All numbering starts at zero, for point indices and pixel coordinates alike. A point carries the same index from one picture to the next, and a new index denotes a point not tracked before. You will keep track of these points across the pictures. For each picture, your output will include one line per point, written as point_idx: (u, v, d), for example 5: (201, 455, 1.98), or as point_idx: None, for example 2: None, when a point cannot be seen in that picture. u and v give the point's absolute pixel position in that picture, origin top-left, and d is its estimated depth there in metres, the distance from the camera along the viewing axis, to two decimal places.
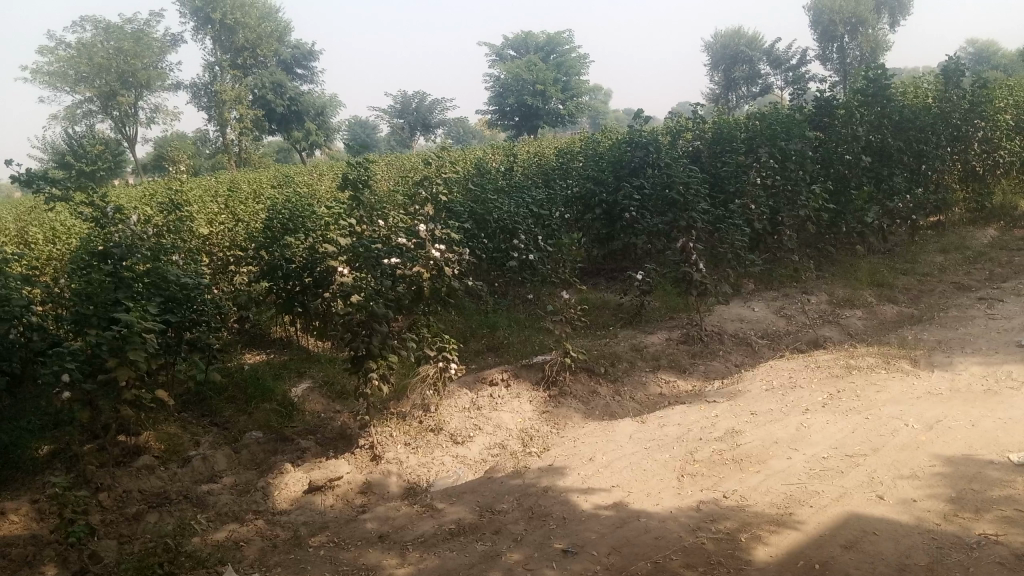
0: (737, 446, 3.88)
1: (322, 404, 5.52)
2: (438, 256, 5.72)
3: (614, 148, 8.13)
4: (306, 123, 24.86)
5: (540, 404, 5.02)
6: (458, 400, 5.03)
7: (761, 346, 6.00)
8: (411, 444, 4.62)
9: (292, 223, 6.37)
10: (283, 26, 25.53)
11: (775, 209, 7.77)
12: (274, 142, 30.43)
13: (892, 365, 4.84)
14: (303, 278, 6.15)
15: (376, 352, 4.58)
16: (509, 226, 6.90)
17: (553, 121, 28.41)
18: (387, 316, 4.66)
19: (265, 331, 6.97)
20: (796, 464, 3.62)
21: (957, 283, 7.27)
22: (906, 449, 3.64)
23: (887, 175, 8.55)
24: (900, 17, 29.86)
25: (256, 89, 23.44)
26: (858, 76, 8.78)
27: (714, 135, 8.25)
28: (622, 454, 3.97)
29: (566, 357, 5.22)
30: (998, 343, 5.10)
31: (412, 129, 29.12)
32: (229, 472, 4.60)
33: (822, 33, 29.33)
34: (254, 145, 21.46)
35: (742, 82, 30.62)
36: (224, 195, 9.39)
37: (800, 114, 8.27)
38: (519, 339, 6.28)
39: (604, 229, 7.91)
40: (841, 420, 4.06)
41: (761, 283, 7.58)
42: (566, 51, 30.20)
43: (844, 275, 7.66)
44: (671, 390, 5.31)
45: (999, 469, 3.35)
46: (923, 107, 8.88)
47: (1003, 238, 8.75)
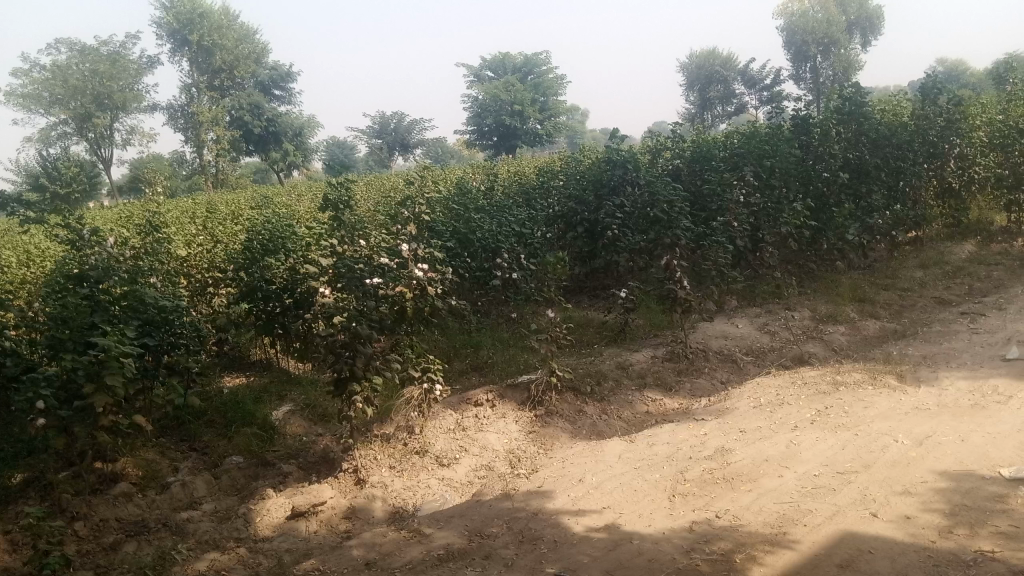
0: (727, 465, 3.84)
1: (303, 427, 5.42)
2: (421, 276, 5.68)
3: (595, 167, 8.14)
4: (284, 144, 24.77)
5: (526, 424, 4.97)
6: (443, 421, 4.96)
7: (746, 363, 5.98)
8: (396, 468, 4.54)
9: (271, 244, 6.31)
10: (261, 48, 25.52)
11: (756, 226, 7.79)
12: (251, 164, 30.34)
13: (878, 381, 4.83)
14: (283, 300, 6.10)
15: (360, 373, 4.50)
16: (491, 245, 6.88)
17: (531, 141, 28.52)
18: (371, 337, 4.59)
19: (244, 354, 6.87)
20: (788, 483, 3.58)
21: (938, 298, 7.32)
22: (897, 465, 3.61)
23: (866, 192, 8.61)
24: (872, 37, 30.32)
25: (233, 111, 23.36)
26: (834, 94, 8.88)
27: (694, 153, 8.29)
28: (612, 475, 3.91)
29: (552, 377, 5.16)
30: (982, 357, 5.11)
31: (390, 150, 29.10)
32: (210, 499, 4.49)
33: (796, 53, 29.73)
34: (231, 166, 21.32)
35: (717, 102, 30.84)
36: (201, 217, 9.31)
37: (779, 132, 8.33)
38: (503, 358, 6.23)
39: (586, 247, 7.90)
40: (830, 437, 4.03)
41: (744, 299, 7.58)
42: (544, 72, 30.38)
43: (826, 291, 7.69)
44: (657, 408, 5.27)
45: (991, 484, 3.33)
46: (899, 125, 8.97)
47: (981, 252, 8.83)
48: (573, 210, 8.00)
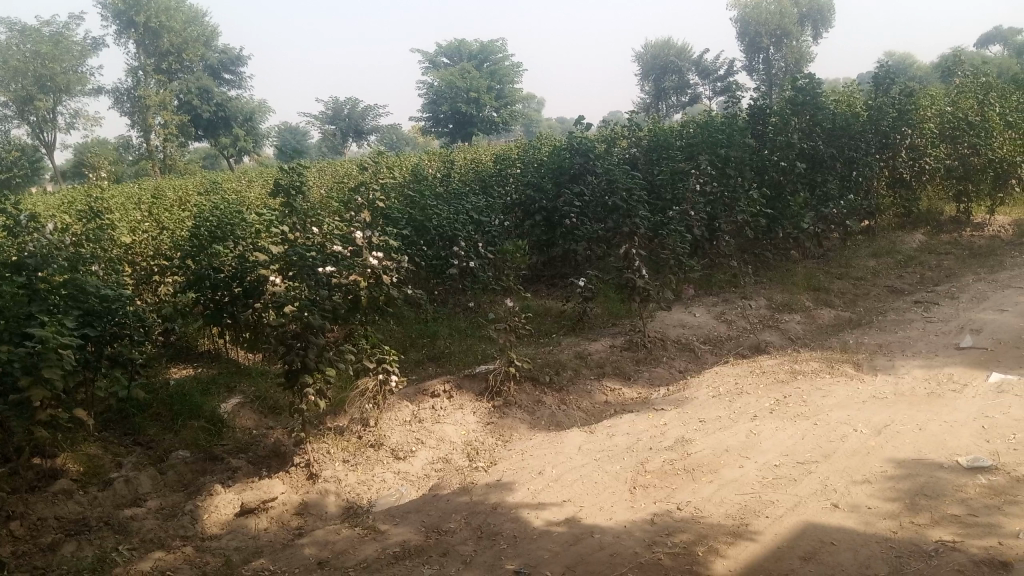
0: (688, 456, 3.79)
1: (253, 420, 5.26)
2: (376, 265, 5.51)
3: (552, 155, 8.08)
4: (235, 129, 24.25)
5: (484, 415, 4.88)
6: (399, 413, 4.84)
7: (703, 351, 5.97)
8: (350, 461, 4.42)
9: (220, 231, 6.14)
10: (210, 31, 24.90)
11: (713, 215, 7.79)
12: (200, 150, 29.72)
13: (836, 369, 4.84)
14: (232, 289, 5.91)
15: (312, 365, 4.36)
16: (448, 233, 6.75)
17: (487, 129, 28.36)
18: (323, 328, 4.44)
19: (192, 345, 6.67)
20: (748, 473, 3.54)
21: (891, 287, 7.41)
22: (857, 455, 3.60)
23: (820, 182, 8.66)
24: (822, 30, 30.75)
25: (181, 94, 22.77)
26: (788, 84, 8.90)
27: (650, 142, 8.24)
28: (571, 467, 3.84)
29: (510, 367, 5.08)
30: (936, 346, 5.15)
31: (344, 136, 28.67)
32: (155, 495, 4.32)
33: (749, 44, 30.00)
34: (180, 151, 20.80)
35: (672, 92, 30.92)
36: (147, 202, 9.03)
37: (735, 121, 8.32)
38: (460, 348, 6.14)
39: (544, 235, 7.84)
40: (789, 427, 4.01)
41: (701, 288, 7.59)
42: (500, 60, 30.20)
43: (780, 279, 7.73)
44: (616, 398, 5.22)
45: (949, 472, 3.33)
46: (852, 115, 9.03)
47: (931, 242, 8.98)
48: (531, 198, 7.91)
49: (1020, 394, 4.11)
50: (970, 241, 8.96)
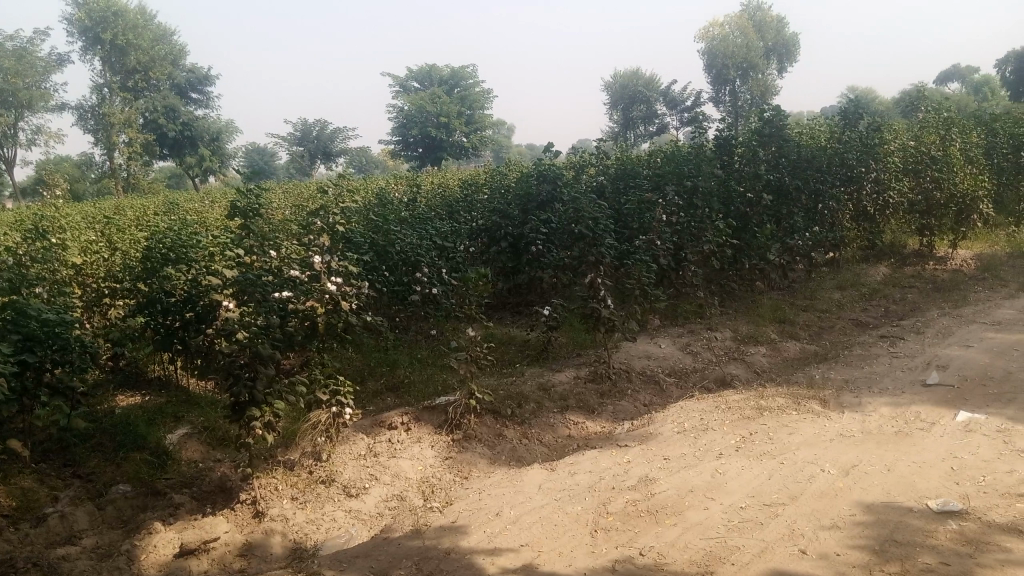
0: (651, 496, 3.65)
1: (200, 452, 5.01)
2: (335, 290, 5.28)
3: (520, 181, 7.98)
4: (201, 149, 23.91)
5: (442, 449, 4.70)
6: (353, 446, 4.65)
7: (668, 384, 5.84)
8: (299, 499, 4.22)
9: (174, 253, 5.91)
10: (179, 50, 24.66)
11: (679, 244, 7.71)
12: (165, 168, 29.30)
13: (802, 406, 4.74)
14: (184, 313, 5.67)
15: (260, 398, 4.15)
16: (411, 258, 6.55)
17: (456, 153, 28.36)
18: (273, 357, 4.24)
19: (142, 371, 6.39)
20: (713, 516, 3.41)
21: (856, 320, 7.38)
22: (824, 496, 3.49)
23: (786, 214, 8.64)
24: (788, 64, 31.34)
25: (147, 113, 22.42)
26: (755, 116, 8.92)
27: (618, 171, 8.18)
28: (531, 508, 3.67)
29: (471, 400, 4.93)
30: (903, 382, 5.08)
31: (312, 158, 28.43)
32: (91, 532, 4.07)
33: (716, 76, 30.43)
34: (144, 171, 20.42)
35: (640, 121, 31.36)
36: (102, 222, 8.76)
37: (701, 151, 8.30)
38: (421, 378, 5.98)
39: (510, 262, 7.68)
40: (755, 466, 3.89)
41: (667, 319, 7.49)
42: (471, 86, 30.27)
43: (747, 311, 7.67)
44: (579, 432, 5.06)
45: (918, 517, 3.22)
46: (818, 148, 9.06)
47: (895, 275, 9.01)
48: (497, 224, 7.79)
49: (988, 434, 4.04)
50: (933, 275, 8.99)
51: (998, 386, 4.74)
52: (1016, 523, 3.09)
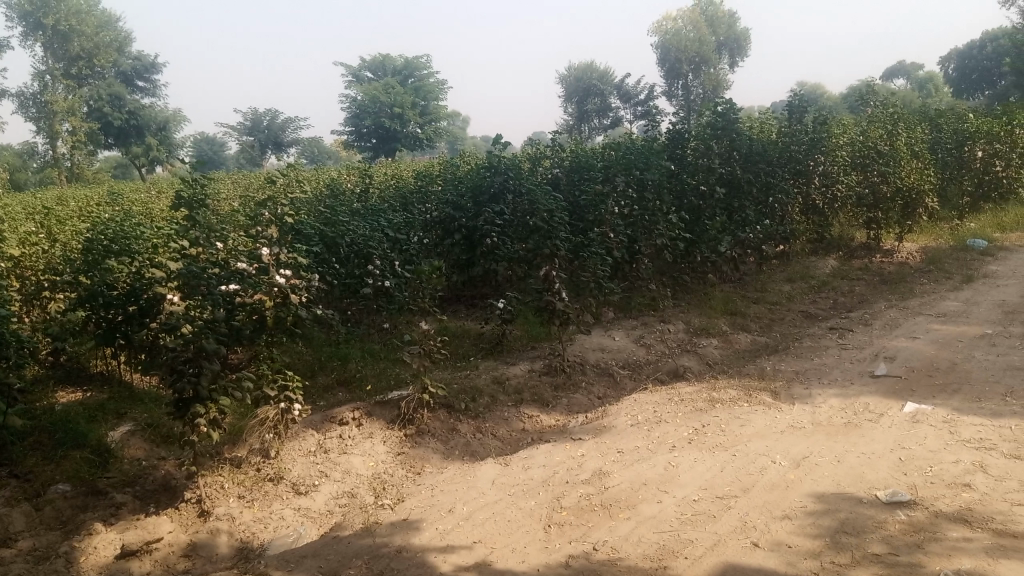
0: (605, 490, 3.63)
1: (144, 450, 4.83)
2: (283, 283, 5.14)
3: (473, 173, 7.91)
4: (147, 138, 23.32)
5: (394, 445, 4.64)
6: (303, 442, 4.57)
7: (622, 376, 5.83)
8: (246, 498, 4.12)
9: (116, 245, 5.72)
10: (124, 37, 24.03)
11: (633, 238, 7.68)
12: (110, 158, 28.54)
13: (754, 398, 4.77)
14: (126, 307, 5.47)
15: (205, 394, 4.06)
16: (363, 251, 6.45)
17: (410, 145, 28.20)
18: (219, 352, 4.15)
19: (83, 366, 6.19)
20: (666, 509, 3.40)
21: (806, 312, 7.48)
22: (775, 488, 3.50)
23: (737, 208, 8.74)
24: (739, 59, 31.77)
25: (91, 101, 21.75)
26: (707, 109, 8.96)
27: (572, 163, 8.16)
28: (484, 504, 3.63)
29: (424, 394, 4.87)
30: (852, 374, 5.14)
31: (262, 147, 27.98)
32: (28, 534, 3.91)
33: (668, 70, 30.60)
34: (88, 160, 19.84)
35: (595, 114, 31.27)
36: (42, 211, 8.48)
37: (653, 144, 8.33)
38: (373, 373, 5.90)
39: (464, 254, 7.63)
40: (708, 458, 3.90)
41: (621, 311, 7.51)
42: (425, 76, 30.02)
43: (699, 303, 7.72)
44: (534, 426, 5.02)
45: (867, 507, 3.26)
46: (769, 142, 9.16)
47: (843, 268, 9.15)
48: (450, 216, 7.72)
49: (934, 424, 4.10)
50: (880, 268, 9.14)
51: (943, 377, 4.83)
52: (962, 513, 3.14)
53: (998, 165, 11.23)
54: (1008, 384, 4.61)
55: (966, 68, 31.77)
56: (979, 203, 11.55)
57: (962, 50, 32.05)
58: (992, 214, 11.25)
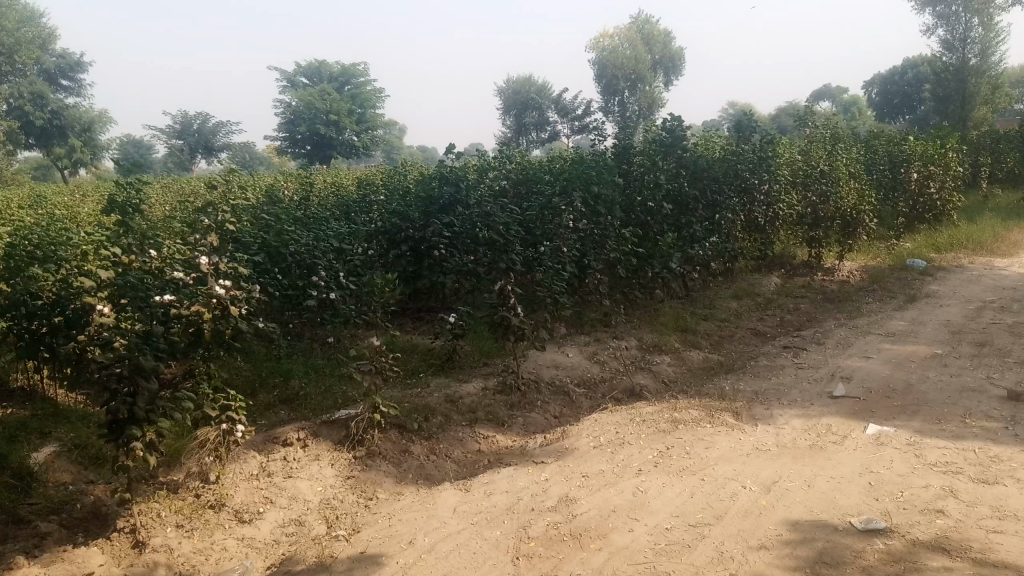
0: (573, 518, 3.47)
1: (70, 474, 4.47)
2: (224, 294, 4.62)
3: (420, 184, 7.71)
4: (70, 138, 22.35)
5: (343, 468, 4.41)
6: (245, 466, 4.30)
7: (578, 395, 5.69)
8: (185, 527, 3.82)
9: (41, 251, 5.31)
10: (48, 35, 23.07)
11: (583, 253, 7.49)
12: (31, 159, 27.36)
13: (716, 419, 4.68)
14: (51, 318, 5.11)
15: (141, 416, 3.73)
16: (307, 261, 6.12)
17: (346, 152, 27.78)
18: (157, 370, 3.82)
19: (2, 379, 5.76)
20: (640, 539, 3.25)
21: (755, 330, 7.49)
22: (749, 516, 3.40)
23: (685, 224, 8.72)
24: (674, 77, 32.40)
25: (12, 99, 20.70)
26: (652, 127, 9.00)
27: (520, 176, 7.99)
28: (446, 534, 3.44)
29: (375, 414, 4.64)
30: (810, 394, 5.11)
31: (192, 151, 27.14)
32: None
33: (606, 86, 30.87)
34: (6, 160, 18.85)
35: (532, 128, 31.31)
36: None
37: (603, 159, 8.25)
38: (318, 390, 5.63)
39: (411, 266, 7.38)
40: (676, 483, 3.77)
41: (572, 327, 7.39)
42: (362, 84, 29.66)
43: (650, 320, 7.66)
44: (489, 447, 4.83)
45: (844, 535, 3.17)
46: (714, 159, 9.16)
47: (787, 285, 9.23)
48: (397, 227, 7.40)
49: (899, 447, 4.07)
50: (822, 286, 9.25)
51: (901, 399, 4.82)
52: (939, 541, 3.08)
53: (931, 186, 11.53)
54: (965, 406, 4.62)
55: (887, 93, 32.91)
56: (912, 224, 11.84)
57: (884, 75, 33.24)
58: (925, 235, 11.53)
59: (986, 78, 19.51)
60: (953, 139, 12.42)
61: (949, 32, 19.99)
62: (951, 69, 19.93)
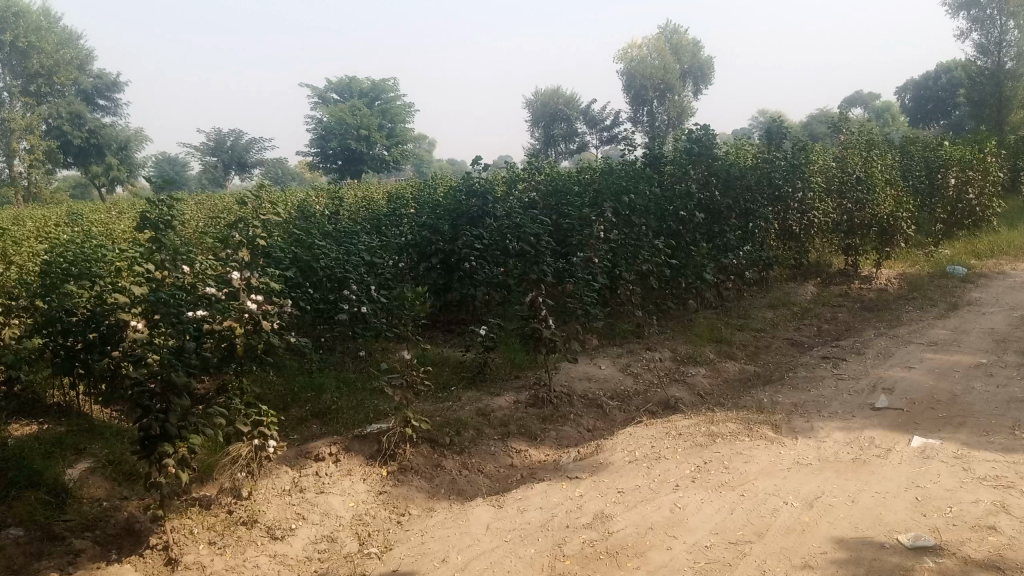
0: (609, 536, 3.39)
1: (104, 489, 4.48)
2: (255, 308, 4.64)
3: (449, 197, 7.68)
4: (107, 157, 22.77)
5: (375, 484, 4.36)
6: (277, 481, 4.28)
7: (611, 408, 5.59)
8: (217, 543, 3.79)
9: (76, 267, 5.34)
10: (85, 56, 23.58)
11: (614, 263, 7.42)
12: (70, 178, 27.91)
13: (754, 432, 4.57)
14: (86, 334, 5.15)
15: (173, 433, 3.72)
16: (338, 275, 6.12)
17: (376, 167, 27.98)
18: (189, 387, 3.80)
19: (39, 396, 5.80)
20: (678, 557, 3.16)
21: (791, 340, 7.35)
22: (791, 533, 3.29)
23: (718, 234, 8.60)
24: (703, 87, 32.22)
25: (51, 119, 21.14)
26: (681, 135, 8.88)
27: (550, 187, 7.93)
28: (480, 552, 3.38)
29: (406, 428, 4.61)
30: (852, 406, 4.97)
31: (226, 168, 27.49)
32: None
33: (634, 97, 30.73)
34: (45, 179, 19.23)
35: (561, 139, 31.28)
36: None
37: (634, 168, 8.17)
38: (350, 404, 5.61)
39: (442, 279, 7.29)
40: (715, 499, 3.68)
41: (605, 338, 7.31)
42: (392, 99, 29.88)
43: (684, 331, 7.55)
44: (523, 461, 4.77)
45: (892, 553, 3.06)
46: (746, 168, 9.03)
47: (823, 294, 9.06)
48: (427, 239, 7.37)
49: (946, 461, 3.94)
50: (859, 295, 9.07)
51: (946, 410, 4.67)
52: (992, 559, 2.96)
53: (970, 192, 11.29)
54: (1014, 417, 4.46)
55: (921, 98, 32.41)
56: (952, 230, 11.58)
57: (918, 80, 32.75)
58: (964, 241, 11.27)
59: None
60: (992, 144, 12.15)
61: (983, 35, 19.64)
62: (986, 73, 19.56)
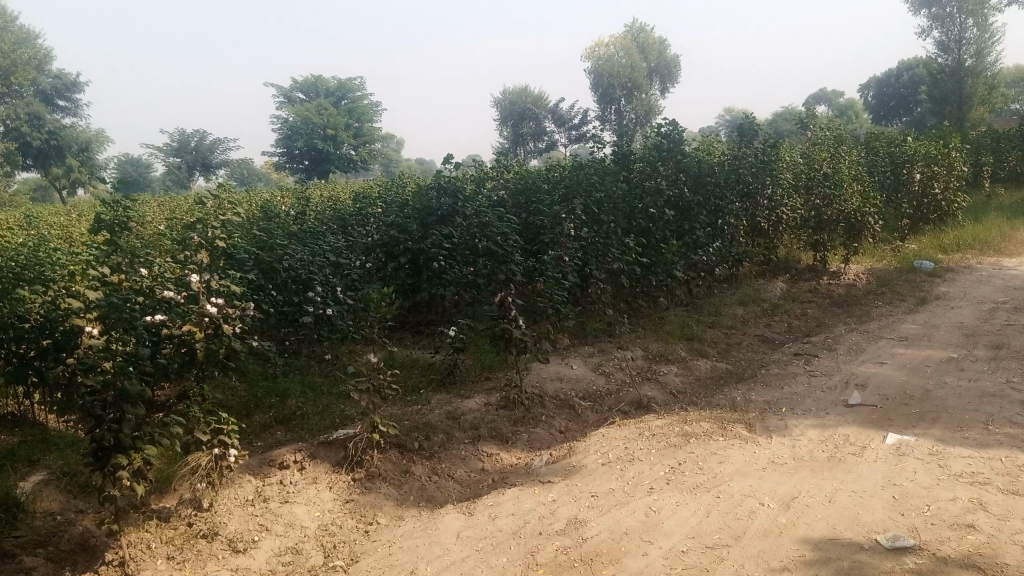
0: (583, 542, 3.29)
1: (59, 503, 4.30)
2: (215, 312, 4.51)
3: (418, 197, 7.55)
4: (68, 159, 22.27)
5: (342, 492, 4.23)
6: (239, 491, 4.13)
7: (583, 408, 5.51)
8: (176, 558, 3.63)
9: (28, 272, 5.15)
10: (44, 55, 23.04)
11: (585, 261, 7.34)
12: (30, 181, 27.28)
13: (729, 431, 4.50)
14: (40, 342, 4.89)
15: (127, 444, 3.55)
16: (302, 276, 5.92)
17: (343, 167, 27.71)
18: (143, 395, 3.64)
19: None
20: (654, 563, 3.08)
21: (762, 337, 7.32)
22: (768, 535, 3.22)
23: (688, 231, 8.55)
24: (670, 85, 32.34)
25: (9, 120, 20.60)
26: (651, 132, 8.81)
27: (519, 186, 7.83)
28: (450, 563, 3.26)
29: (374, 434, 4.48)
30: (825, 403, 4.93)
31: (190, 169, 27.02)
32: None
33: (601, 96, 30.72)
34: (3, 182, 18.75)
35: (530, 138, 31.22)
36: None
37: (603, 166, 8.10)
38: (315, 409, 5.46)
39: (410, 279, 7.16)
40: (690, 501, 3.60)
41: (576, 337, 7.22)
42: (359, 99, 29.62)
43: (655, 329, 7.49)
44: (493, 465, 4.67)
45: (871, 555, 3.00)
46: (715, 164, 8.99)
47: (793, 290, 9.06)
48: (394, 239, 7.23)
49: (921, 458, 3.90)
50: (828, 290, 9.08)
51: (919, 406, 4.64)
52: (972, 558, 2.90)
53: (935, 187, 11.37)
54: (986, 412, 4.44)
55: (883, 95, 32.81)
56: (917, 225, 11.66)
57: (880, 77, 33.14)
58: (931, 235, 11.35)
59: (982, 78, 19.40)
60: (956, 139, 12.25)
61: (944, 33, 19.86)
62: (947, 70, 19.82)
